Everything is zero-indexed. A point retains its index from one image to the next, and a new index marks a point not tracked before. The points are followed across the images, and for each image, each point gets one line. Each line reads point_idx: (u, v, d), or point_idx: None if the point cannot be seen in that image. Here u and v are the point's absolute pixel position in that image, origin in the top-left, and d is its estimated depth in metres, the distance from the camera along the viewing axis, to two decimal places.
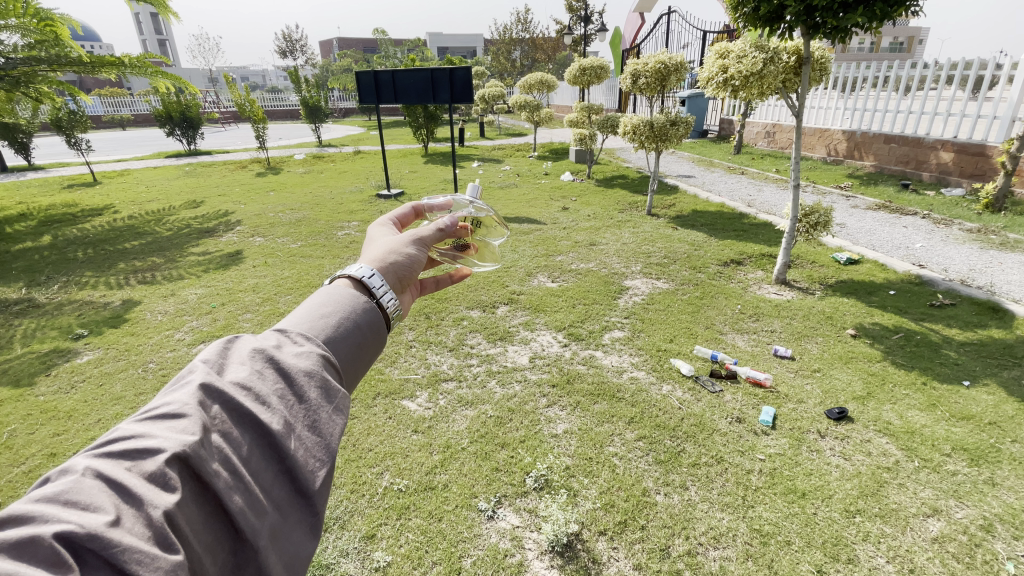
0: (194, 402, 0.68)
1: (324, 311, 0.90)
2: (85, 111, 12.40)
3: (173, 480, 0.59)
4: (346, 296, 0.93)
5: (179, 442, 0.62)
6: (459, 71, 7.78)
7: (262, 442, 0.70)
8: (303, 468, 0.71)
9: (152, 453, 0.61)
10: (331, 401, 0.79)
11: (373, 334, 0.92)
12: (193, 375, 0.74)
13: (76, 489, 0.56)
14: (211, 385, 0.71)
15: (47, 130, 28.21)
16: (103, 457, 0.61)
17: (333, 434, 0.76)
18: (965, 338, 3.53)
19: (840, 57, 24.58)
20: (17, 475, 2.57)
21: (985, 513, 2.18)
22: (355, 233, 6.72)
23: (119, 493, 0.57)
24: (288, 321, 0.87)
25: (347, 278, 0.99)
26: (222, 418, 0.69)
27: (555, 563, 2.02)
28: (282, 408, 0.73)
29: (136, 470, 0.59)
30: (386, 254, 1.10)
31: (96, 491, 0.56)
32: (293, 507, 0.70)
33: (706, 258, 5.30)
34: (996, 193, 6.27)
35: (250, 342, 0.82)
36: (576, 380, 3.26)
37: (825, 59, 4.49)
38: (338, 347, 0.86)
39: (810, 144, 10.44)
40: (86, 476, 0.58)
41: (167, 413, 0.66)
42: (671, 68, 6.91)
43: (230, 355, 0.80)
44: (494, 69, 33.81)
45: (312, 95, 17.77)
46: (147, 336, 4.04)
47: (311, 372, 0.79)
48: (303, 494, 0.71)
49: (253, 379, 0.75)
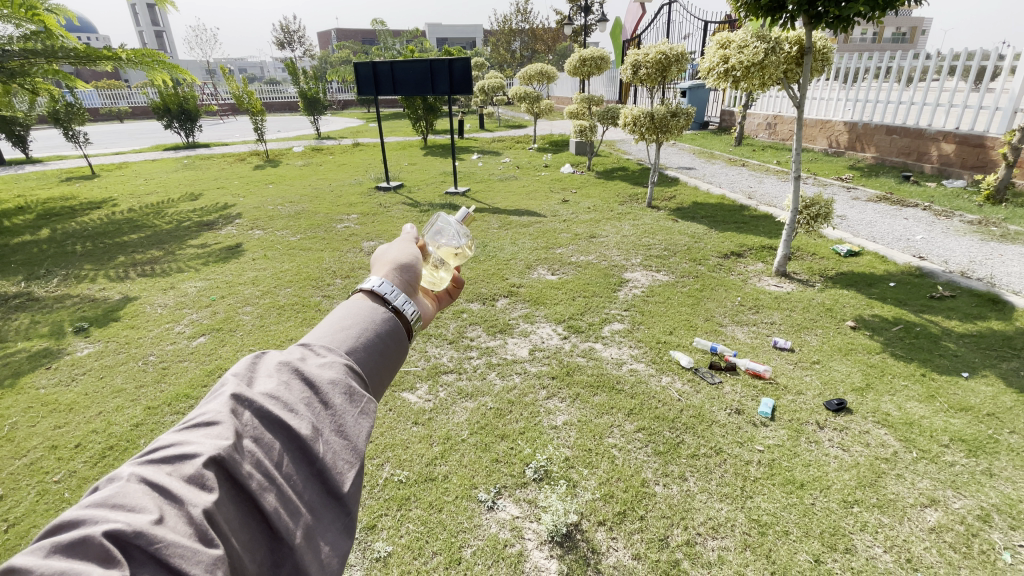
0: (226, 411, 0.67)
1: (345, 323, 0.89)
2: (82, 104, 12.32)
3: (209, 481, 0.58)
4: (364, 308, 0.91)
5: (214, 446, 0.61)
6: (458, 62, 7.72)
7: (292, 448, 0.68)
8: (333, 471, 0.69)
9: (189, 458, 0.60)
10: (357, 404, 0.76)
11: (394, 342, 0.90)
12: (224, 388, 0.73)
13: (122, 494, 0.55)
14: (241, 395, 0.71)
15: (45, 123, 28.06)
16: (145, 465, 0.60)
17: (360, 435, 0.73)
18: (964, 330, 3.54)
19: (841, 48, 24.46)
20: (19, 467, 2.59)
21: (983, 503, 2.19)
22: (355, 226, 6.70)
23: (160, 496, 0.56)
24: (311, 336, 0.85)
25: (362, 291, 0.97)
26: (254, 425, 0.68)
27: (555, 553, 2.03)
28: (309, 413, 0.71)
29: (176, 473, 0.59)
30: (392, 263, 1.08)
31: (140, 496, 0.56)
32: (327, 510, 0.68)
33: (706, 250, 5.30)
34: (996, 185, 6.25)
35: (276, 356, 0.81)
36: (576, 372, 3.27)
37: (827, 50, 4.42)
38: (361, 356, 0.84)
39: (810, 135, 10.39)
40: (130, 482, 0.57)
41: (202, 422, 0.65)
42: (671, 58, 6.84)
43: (259, 369, 0.80)
44: (495, 60, 33.56)
45: (310, 87, 17.63)
46: (147, 329, 4.05)
47: (336, 380, 0.77)
48: (335, 496, 0.69)
49: (281, 389, 0.73)
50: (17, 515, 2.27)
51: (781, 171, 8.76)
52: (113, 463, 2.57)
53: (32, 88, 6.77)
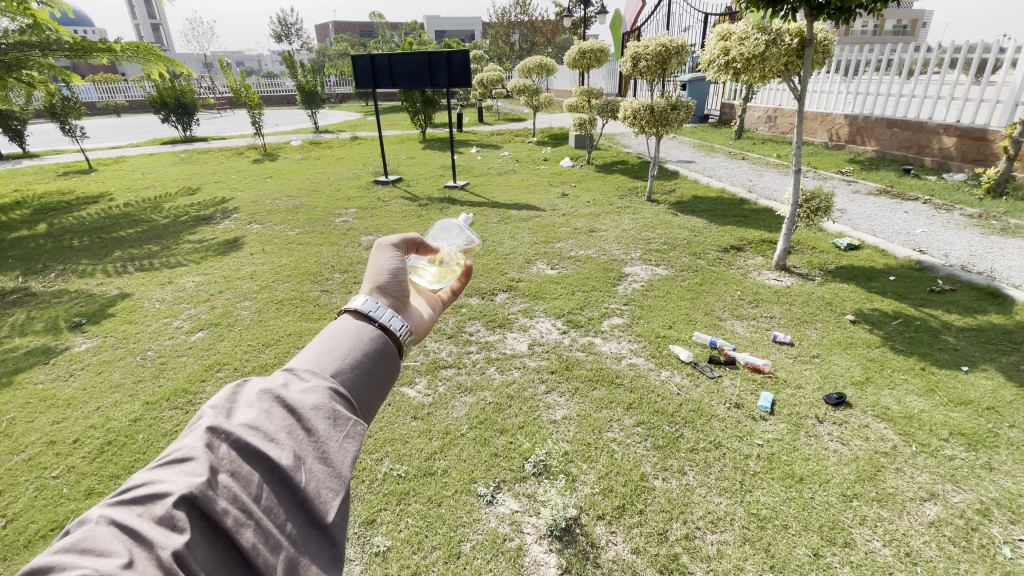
0: (201, 445, 0.66)
1: (331, 346, 0.90)
2: (78, 98, 12.22)
3: (181, 521, 0.57)
4: (352, 328, 0.93)
5: (186, 484, 0.60)
6: (457, 55, 7.64)
7: (273, 478, 0.68)
8: (317, 500, 0.69)
9: (160, 498, 0.59)
10: (341, 429, 0.77)
11: (384, 361, 0.91)
12: (201, 419, 0.73)
13: (90, 537, 0.54)
14: (218, 427, 0.70)
15: (42, 117, 27.88)
16: (115, 505, 0.59)
17: (344, 461, 0.73)
18: (964, 323, 3.53)
19: (842, 40, 24.36)
20: (18, 462, 2.58)
21: (982, 497, 2.19)
22: (353, 220, 6.67)
23: (130, 538, 0.55)
24: (296, 360, 0.86)
25: (350, 310, 0.98)
26: (231, 457, 0.67)
27: (554, 547, 2.03)
28: (291, 442, 0.71)
29: (147, 514, 0.57)
30: (377, 280, 1.10)
31: (109, 538, 0.54)
32: (310, 541, 0.67)
33: (706, 244, 5.28)
34: (997, 178, 6.22)
35: (257, 383, 0.81)
36: (575, 366, 3.26)
37: (829, 41, 4.35)
38: (347, 378, 0.85)
39: (810, 128, 10.34)
40: (99, 523, 0.56)
41: (176, 458, 0.64)
42: (671, 51, 6.78)
43: (239, 397, 0.79)
44: (494, 53, 33.38)
45: (308, 80, 17.49)
46: (145, 324, 4.04)
47: (319, 406, 0.77)
48: (319, 526, 0.68)
49: (261, 418, 0.73)
50: (16, 511, 2.27)
51: (781, 164, 8.73)
52: (111, 458, 2.56)
53: (29, 82, 6.70)
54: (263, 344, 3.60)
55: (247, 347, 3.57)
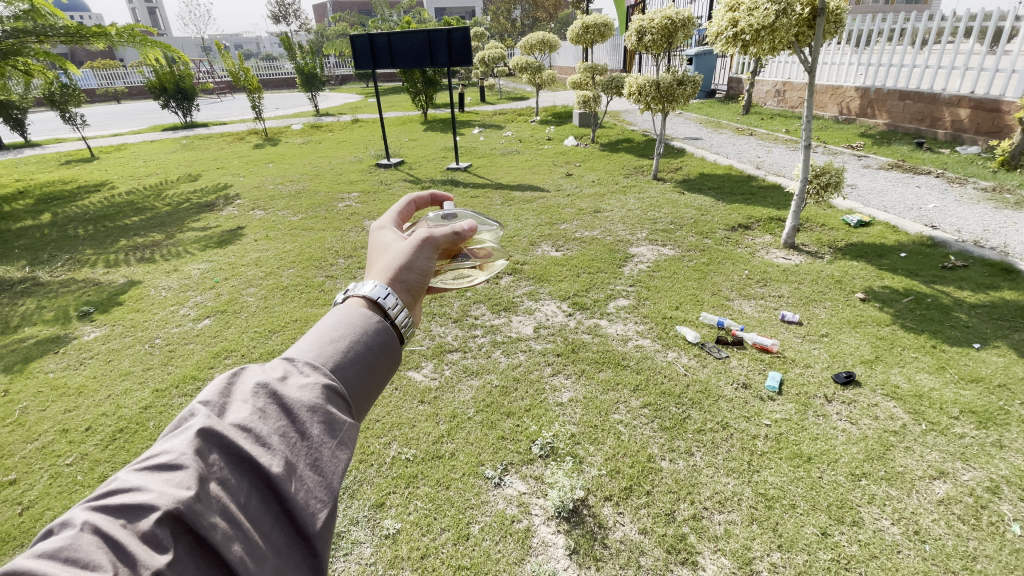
0: (191, 451, 0.65)
1: (334, 335, 0.88)
2: (76, 84, 12.12)
3: (164, 539, 0.56)
4: (358, 316, 0.90)
5: (173, 498, 0.58)
6: (457, 32, 7.47)
7: (263, 486, 0.67)
8: (305, 510, 0.68)
9: (144, 512, 0.58)
10: (335, 435, 0.75)
11: (385, 355, 0.89)
12: (193, 418, 0.71)
13: (73, 546, 0.54)
14: (210, 430, 0.68)
15: (42, 105, 27.98)
16: (99, 511, 0.59)
17: (335, 473, 0.72)
18: (976, 300, 3.47)
19: (856, 10, 23.87)
20: (31, 451, 2.62)
21: (992, 475, 2.17)
22: (356, 205, 6.62)
23: (114, 552, 0.54)
24: (298, 349, 0.85)
25: (359, 297, 0.95)
26: (221, 465, 0.66)
27: (562, 528, 2.05)
28: (283, 447, 0.70)
29: (131, 528, 0.57)
30: (399, 268, 1.05)
31: (92, 549, 0.54)
32: (293, 551, 0.66)
33: (713, 223, 5.21)
34: (1013, 150, 6.04)
35: (254, 375, 0.80)
36: (581, 349, 3.25)
37: (841, 9, 4.16)
38: (346, 372, 0.83)
39: (821, 102, 10.06)
40: (82, 531, 0.56)
41: (163, 464, 0.63)
42: (678, 23, 6.54)
43: (233, 390, 0.77)
44: (495, 28, 32.72)
45: (307, 61, 17.21)
46: (152, 312, 4.06)
47: (314, 407, 0.76)
48: (304, 536, 0.67)
49: (255, 419, 0.72)
50: (30, 499, 2.32)
51: (789, 140, 8.54)
52: (124, 446, 2.60)
53: (26, 70, 6.55)
54: (270, 331, 3.60)
55: (254, 334, 3.58)
